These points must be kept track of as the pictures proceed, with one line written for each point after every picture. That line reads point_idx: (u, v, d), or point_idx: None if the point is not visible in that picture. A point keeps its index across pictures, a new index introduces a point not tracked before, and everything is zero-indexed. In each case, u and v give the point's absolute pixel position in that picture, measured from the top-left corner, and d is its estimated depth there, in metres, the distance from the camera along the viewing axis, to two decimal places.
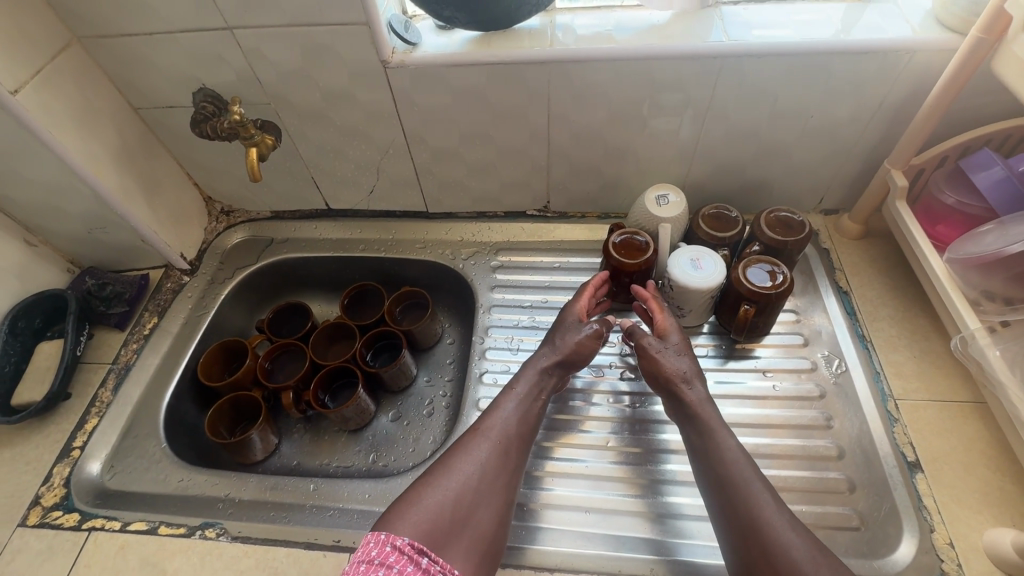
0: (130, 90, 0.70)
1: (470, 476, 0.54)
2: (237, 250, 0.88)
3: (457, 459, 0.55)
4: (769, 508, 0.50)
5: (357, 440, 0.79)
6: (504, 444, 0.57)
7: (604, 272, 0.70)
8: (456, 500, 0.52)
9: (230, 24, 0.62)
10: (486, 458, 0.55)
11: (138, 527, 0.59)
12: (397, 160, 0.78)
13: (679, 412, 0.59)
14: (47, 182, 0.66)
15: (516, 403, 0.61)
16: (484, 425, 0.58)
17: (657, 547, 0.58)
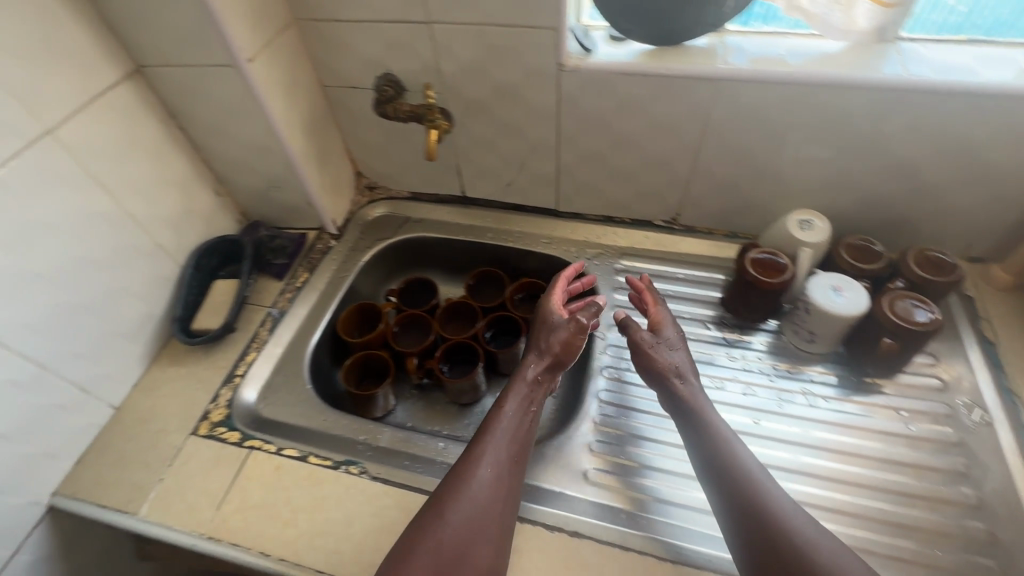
0: (324, 68, 0.79)
1: (474, 501, 0.55)
2: (376, 223, 0.95)
3: (459, 484, 0.56)
4: (786, 521, 0.51)
5: (467, 414, 0.83)
6: (504, 463, 0.59)
7: (576, 265, 0.75)
8: (465, 528, 0.53)
9: (431, 19, 0.69)
10: (488, 479, 0.57)
11: (291, 453, 0.65)
12: (543, 158, 0.83)
13: (695, 429, 0.60)
14: (249, 141, 0.75)
15: (510, 420, 0.62)
16: (480, 443, 0.59)
17: (632, 521, 0.60)
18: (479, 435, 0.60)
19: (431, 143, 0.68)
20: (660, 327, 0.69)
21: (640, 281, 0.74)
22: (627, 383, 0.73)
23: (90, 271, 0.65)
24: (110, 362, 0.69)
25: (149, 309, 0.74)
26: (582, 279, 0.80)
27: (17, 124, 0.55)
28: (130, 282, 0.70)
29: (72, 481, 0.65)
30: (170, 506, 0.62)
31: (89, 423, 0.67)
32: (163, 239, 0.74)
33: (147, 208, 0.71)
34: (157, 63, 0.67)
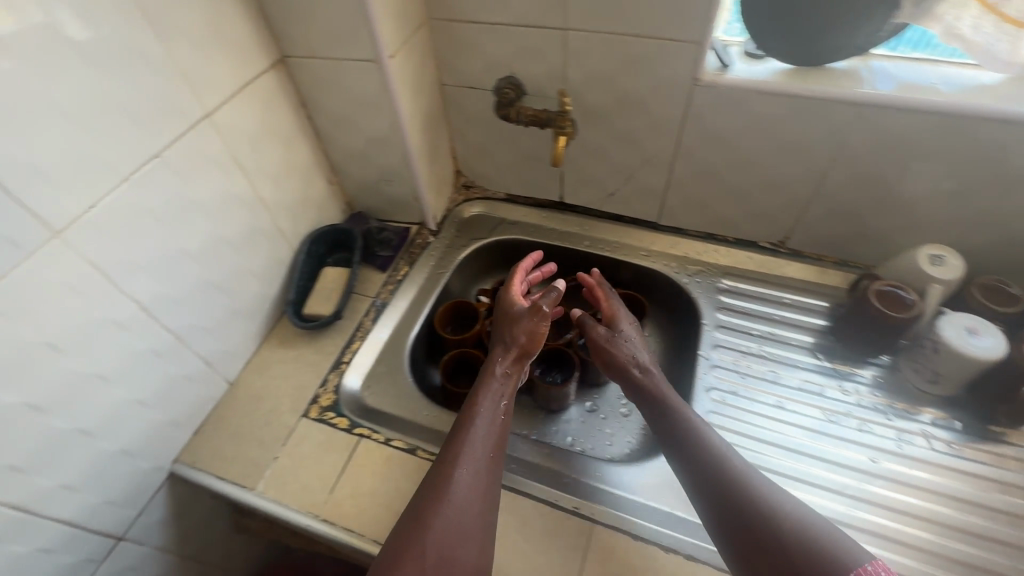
0: (446, 67, 0.80)
1: (456, 503, 0.55)
2: (472, 222, 0.96)
3: (440, 488, 0.56)
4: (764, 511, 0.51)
5: (555, 421, 0.83)
6: (483, 462, 0.59)
7: (539, 255, 0.78)
8: (450, 530, 0.53)
9: (568, 26, 0.69)
10: (468, 479, 0.57)
11: (400, 444, 0.67)
12: (654, 171, 0.82)
13: (668, 428, 0.62)
14: (372, 134, 0.77)
15: (483, 419, 0.63)
16: (454, 444, 0.59)
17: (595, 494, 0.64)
18: (455, 438, 0.60)
19: (562, 123, 0.66)
20: (614, 320, 0.76)
21: (590, 280, 0.80)
22: (737, 409, 0.70)
23: (225, 252, 0.67)
24: (230, 339, 0.71)
25: (265, 291, 0.76)
26: (543, 268, 0.82)
27: (185, 108, 0.57)
28: (253, 264, 0.72)
29: (191, 451, 0.67)
30: (286, 485, 0.64)
31: (209, 396, 0.70)
32: (283, 224, 0.77)
33: (274, 193, 0.74)
34: (301, 54, 0.68)
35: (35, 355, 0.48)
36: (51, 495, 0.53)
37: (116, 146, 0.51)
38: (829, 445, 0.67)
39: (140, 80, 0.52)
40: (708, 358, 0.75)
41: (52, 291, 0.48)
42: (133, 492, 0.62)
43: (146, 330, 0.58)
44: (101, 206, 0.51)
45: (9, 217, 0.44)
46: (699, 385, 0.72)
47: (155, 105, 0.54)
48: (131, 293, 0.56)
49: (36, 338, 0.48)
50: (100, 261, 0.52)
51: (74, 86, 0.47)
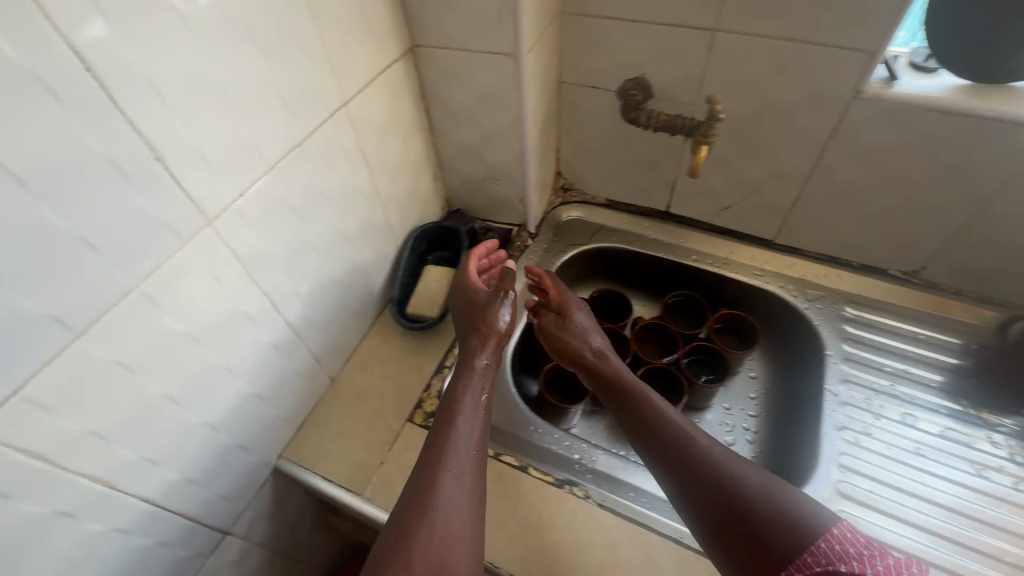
0: (570, 64, 0.76)
1: (443, 509, 0.51)
2: (570, 226, 0.92)
3: (425, 495, 0.51)
4: (738, 491, 0.51)
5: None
6: (467, 465, 0.55)
7: (490, 244, 0.76)
8: (437, 537, 0.49)
9: (719, 27, 0.64)
10: (453, 484, 0.53)
11: (511, 460, 0.64)
12: (782, 187, 0.76)
13: (642, 424, 0.59)
14: (489, 130, 0.74)
15: (464, 417, 0.58)
16: (435, 445, 0.55)
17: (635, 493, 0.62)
18: (433, 440, 0.55)
19: (718, 115, 0.61)
20: (566, 307, 0.72)
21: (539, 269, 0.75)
22: (872, 453, 0.64)
23: (343, 246, 0.65)
24: (337, 335, 0.69)
25: (370, 287, 0.74)
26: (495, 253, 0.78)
27: (328, 96, 0.55)
28: (364, 259, 0.70)
29: (295, 447, 0.66)
30: (394, 494, 0.61)
31: (314, 392, 0.68)
32: (392, 219, 0.74)
33: (388, 187, 0.71)
34: (432, 44, 0.66)
35: (179, 347, 0.46)
36: (176, 489, 0.51)
37: (268, 134, 0.49)
38: (979, 503, 0.61)
39: (295, 66, 0.50)
40: (836, 394, 0.69)
41: (200, 282, 0.47)
42: (243, 488, 0.60)
43: (271, 323, 0.57)
44: (248, 195, 0.49)
45: (172, 203, 0.42)
46: (829, 424, 0.67)
47: (304, 92, 0.51)
48: (262, 286, 0.54)
49: (181, 329, 0.46)
50: (240, 251, 0.50)
51: (238, 68, 0.44)
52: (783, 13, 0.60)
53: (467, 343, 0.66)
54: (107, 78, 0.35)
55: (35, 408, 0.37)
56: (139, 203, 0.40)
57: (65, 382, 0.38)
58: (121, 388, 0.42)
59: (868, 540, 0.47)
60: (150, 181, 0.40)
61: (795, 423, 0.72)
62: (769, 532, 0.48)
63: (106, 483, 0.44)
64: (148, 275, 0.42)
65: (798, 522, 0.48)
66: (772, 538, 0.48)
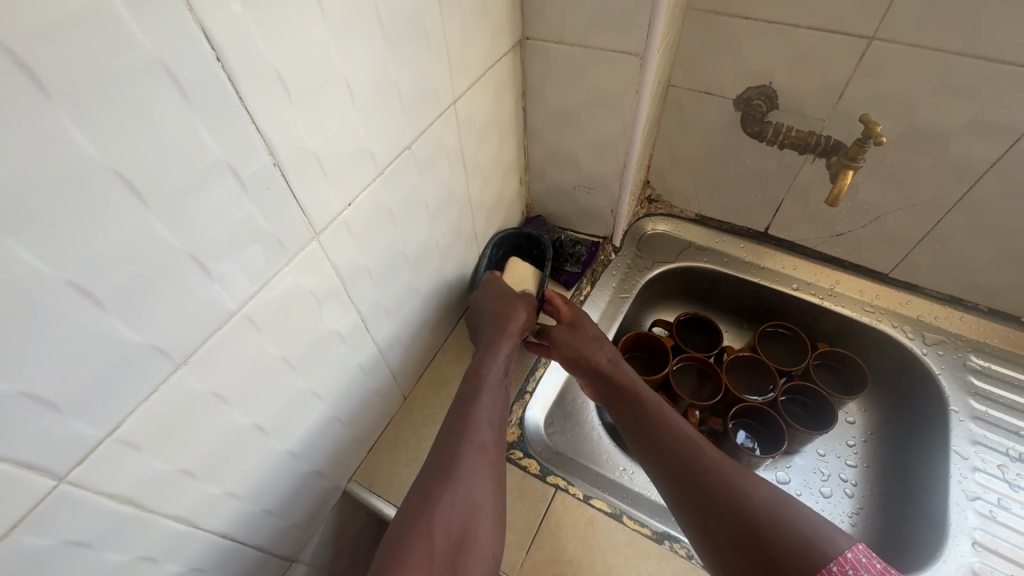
0: (684, 65, 0.68)
1: (465, 483, 0.47)
2: (654, 241, 0.85)
3: (447, 466, 0.48)
4: (750, 507, 0.46)
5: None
6: (490, 443, 0.51)
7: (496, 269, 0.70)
8: (457, 505, 0.46)
9: (877, 35, 0.56)
10: (479, 458, 0.49)
11: (602, 506, 0.58)
12: (913, 218, 0.68)
13: (655, 438, 0.53)
14: (591, 135, 0.67)
15: (490, 394, 0.55)
16: (460, 421, 0.52)
17: None
18: (457, 418, 0.52)
19: (877, 140, 0.54)
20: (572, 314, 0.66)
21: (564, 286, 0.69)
22: (1012, 530, 0.57)
23: (432, 255, 0.59)
24: (414, 351, 0.64)
25: (449, 299, 0.68)
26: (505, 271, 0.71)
27: (440, 92, 0.49)
28: (449, 270, 0.64)
29: (367, 471, 0.60)
30: None
31: (388, 411, 0.63)
32: (478, 226, 0.68)
33: (479, 192, 0.65)
34: (544, 37, 0.59)
35: (272, 372, 0.41)
36: (255, 522, 0.46)
37: (380, 133, 0.43)
38: None
39: (415, 58, 0.44)
40: (966, 458, 0.63)
41: (300, 300, 0.41)
42: (314, 516, 0.55)
43: (359, 342, 0.51)
44: (355, 203, 0.43)
45: (285, 215, 0.36)
46: (959, 493, 0.60)
47: (418, 86, 0.45)
48: (356, 302, 0.48)
49: (275, 353, 0.41)
50: (340, 265, 0.44)
51: (361, 60, 0.38)
52: (964, 24, 0.51)
53: (487, 332, 0.62)
54: (236, 70, 0.30)
55: (131, 449, 0.32)
56: (254, 216, 0.34)
57: (159, 421, 0.33)
58: (215, 420, 0.37)
59: (887, 568, 0.40)
60: (265, 190, 0.34)
61: (912, 485, 0.65)
62: (779, 551, 0.43)
63: (190, 522, 0.39)
64: (252, 295, 0.36)
65: (815, 541, 0.43)
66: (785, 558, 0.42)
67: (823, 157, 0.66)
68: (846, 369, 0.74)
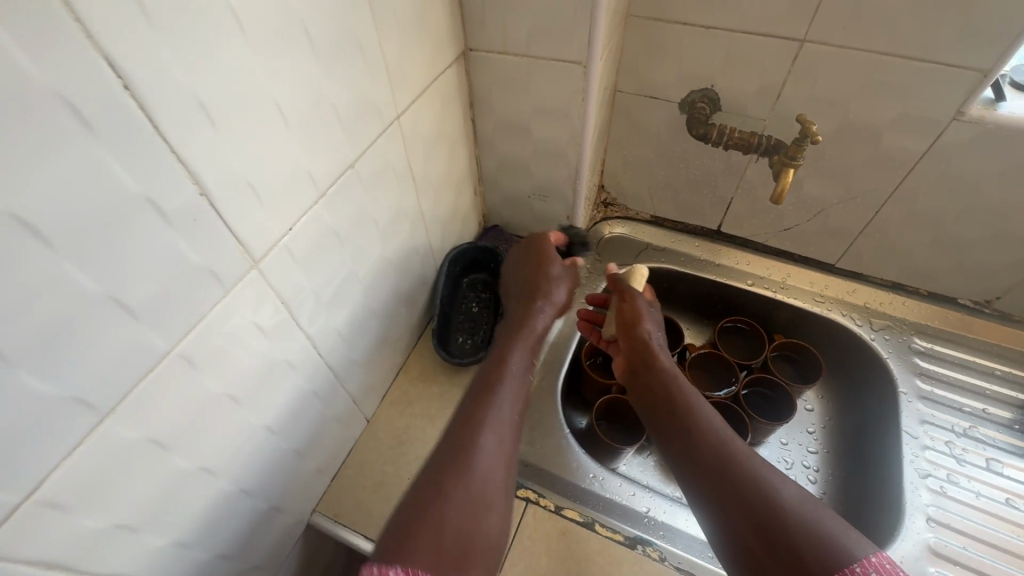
0: (629, 71, 0.69)
1: (464, 495, 0.42)
2: (612, 244, 0.86)
3: (441, 481, 0.42)
4: (776, 506, 0.43)
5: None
6: (503, 451, 0.47)
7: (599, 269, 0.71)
8: (457, 517, 0.41)
9: (808, 38, 0.58)
10: (483, 465, 0.45)
11: (573, 516, 0.58)
12: (854, 210, 0.71)
13: (685, 425, 0.52)
14: (543, 143, 0.67)
15: (507, 389, 0.52)
16: (465, 435, 0.46)
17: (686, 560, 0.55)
18: (457, 433, 0.47)
19: (813, 138, 0.55)
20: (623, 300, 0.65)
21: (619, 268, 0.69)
22: (961, 503, 0.60)
23: (385, 274, 0.58)
24: (374, 372, 0.62)
25: (408, 316, 0.66)
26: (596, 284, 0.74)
27: (382, 107, 0.48)
28: (405, 287, 0.63)
29: (331, 500, 0.58)
30: None
31: (350, 436, 0.61)
32: (433, 240, 0.67)
33: (432, 206, 0.64)
34: (488, 48, 0.58)
35: (215, 410, 0.39)
36: (209, 569, 0.43)
37: (319, 153, 0.42)
38: None
39: (352, 74, 0.43)
40: (916, 437, 0.65)
41: (243, 331, 0.39)
42: (276, 553, 0.53)
43: (312, 367, 0.49)
44: (298, 227, 0.42)
45: (217, 247, 0.34)
46: (914, 471, 0.62)
47: (356, 103, 0.44)
48: (305, 326, 0.47)
49: (219, 390, 0.39)
50: (283, 290, 0.42)
51: (294, 79, 0.37)
52: (885, 26, 0.54)
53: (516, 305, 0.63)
54: (152, 100, 0.28)
55: (55, 509, 0.30)
56: (181, 250, 0.32)
57: (88, 477, 0.31)
58: (153, 469, 0.35)
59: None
60: (193, 221, 0.32)
61: (870, 466, 0.68)
62: (802, 548, 0.40)
63: None
64: (185, 333, 0.34)
65: (839, 543, 0.40)
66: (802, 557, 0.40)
67: (766, 156, 0.67)
68: (804, 360, 0.76)
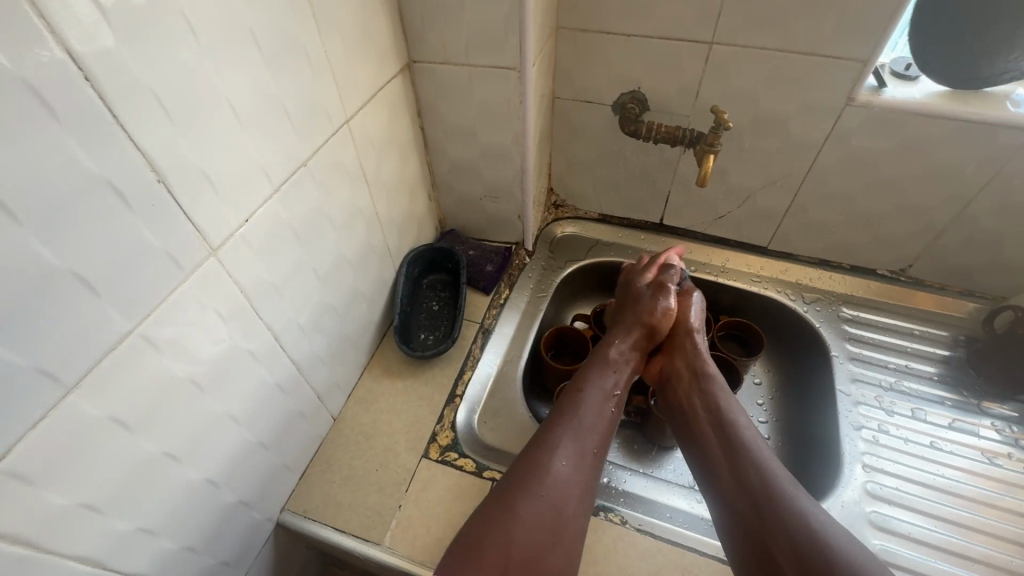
0: (564, 79, 0.76)
1: (552, 487, 0.52)
2: (565, 242, 0.90)
3: (535, 478, 0.52)
4: (781, 507, 0.48)
5: (670, 458, 0.74)
6: (588, 443, 0.57)
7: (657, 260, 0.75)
8: (547, 509, 0.50)
9: (715, 40, 0.65)
10: (572, 461, 0.55)
11: None
12: (776, 194, 0.78)
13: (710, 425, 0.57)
14: (489, 147, 0.71)
15: (588, 403, 0.60)
16: (541, 455, 0.54)
17: (645, 521, 0.58)
18: (536, 444, 0.55)
19: (725, 126, 0.62)
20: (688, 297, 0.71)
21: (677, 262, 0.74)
22: (892, 449, 0.65)
23: (344, 272, 0.60)
24: (339, 369, 0.64)
25: (369, 315, 0.68)
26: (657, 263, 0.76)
27: (331, 112, 0.52)
28: (364, 286, 0.65)
29: (300, 497, 0.59)
30: (416, 540, 0.56)
31: (317, 433, 0.62)
32: (390, 242, 0.70)
33: (387, 209, 0.67)
34: (430, 59, 0.63)
35: (180, 393, 0.40)
36: (176, 561, 0.44)
37: (272, 150, 0.45)
38: (998, 492, 0.62)
39: (299, 78, 0.46)
40: (849, 394, 0.71)
41: (202, 317, 0.41)
42: (246, 550, 0.53)
43: (275, 359, 0.51)
44: (254, 218, 0.44)
45: (177, 232, 0.37)
46: (850, 425, 0.67)
47: (306, 106, 0.48)
48: (265, 318, 0.49)
49: (183, 374, 0.40)
50: (243, 281, 0.45)
51: (245, 81, 0.40)
52: (778, 26, 0.62)
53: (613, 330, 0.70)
54: (112, 96, 0.31)
55: (19, 483, 0.31)
56: (141, 235, 0.35)
57: (53, 451, 0.32)
58: (119, 447, 0.36)
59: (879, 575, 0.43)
60: (152, 206, 0.35)
61: (812, 426, 0.73)
62: (789, 543, 0.46)
63: (96, 562, 0.37)
64: (147, 313, 0.36)
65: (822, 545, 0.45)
66: (803, 542, 0.45)
67: (692, 148, 0.73)
68: (748, 337, 0.82)
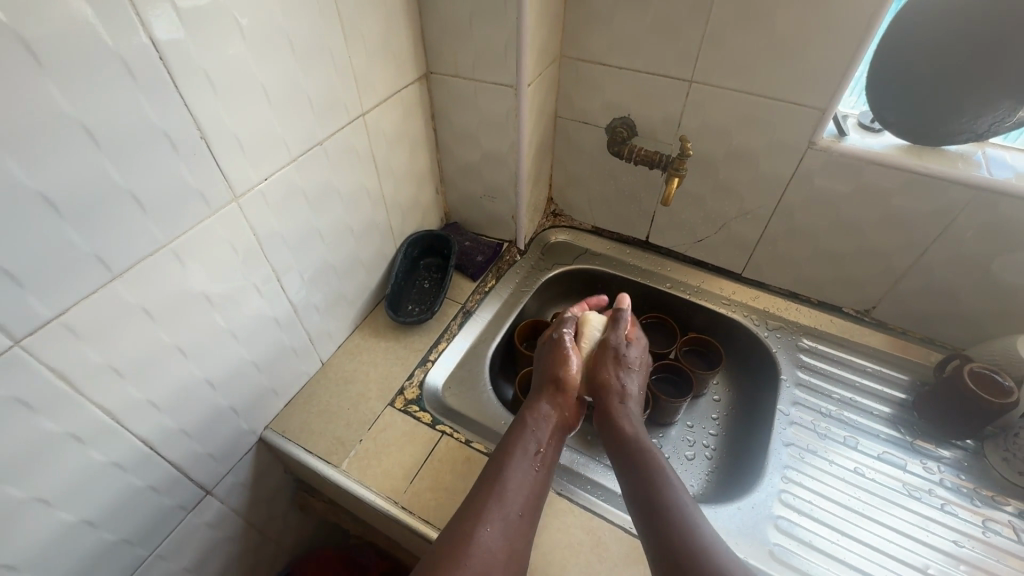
0: (566, 101, 0.86)
1: (479, 556, 0.52)
2: (556, 248, 0.99)
3: (461, 545, 0.53)
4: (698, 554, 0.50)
5: None
6: (515, 509, 0.57)
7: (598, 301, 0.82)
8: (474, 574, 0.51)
9: (694, 78, 0.74)
10: (499, 527, 0.55)
11: (480, 447, 0.68)
12: (749, 224, 0.84)
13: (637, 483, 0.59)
14: (489, 153, 0.82)
15: (517, 468, 0.60)
16: (466, 526, 0.54)
17: (567, 488, 0.66)
18: (465, 509, 0.56)
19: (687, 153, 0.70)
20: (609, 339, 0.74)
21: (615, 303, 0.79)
22: (815, 467, 0.70)
23: (347, 239, 0.72)
24: (332, 321, 0.75)
25: (366, 282, 0.80)
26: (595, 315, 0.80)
27: (349, 106, 0.64)
28: (365, 255, 0.77)
29: (282, 421, 0.70)
30: (368, 468, 0.65)
31: (305, 371, 0.73)
32: (393, 223, 0.82)
33: (393, 193, 0.79)
34: (444, 72, 0.75)
35: (193, 303, 0.52)
36: (172, 437, 0.56)
37: (293, 129, 0.57)
38: (910, 521, 0.65)
39: (324, 75, 0.59)
40: (787, 414, 0.76)
41: (219, 248, 0.53)
42: (230, 451, 0.64)
43: (275, 299, 0.63)
44: (272, 178, 0.56)
45: (209, 175, 0.49)
46: (780, 441, 0.73)
47: (327, 99, 0.60)
48: (271, 261, 0.60)
49: (197, 289, 0.52)
50: (258, 228, 0.57)
51: (278, 72, 0.53)
52: (748, 70, 0.70)
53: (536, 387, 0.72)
54: (174, 67, 0.43)
55: (69, 334, 0.43)
56: (180, 171, 0.47)
57: (96, 317, 0.44)
58: (141, 330, 0.48)
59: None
60: (192, 153, 0.47)
61: (751, 441, 0.78)
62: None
63: (113, 416, 0.49)
64: (178, 233, 0.49)
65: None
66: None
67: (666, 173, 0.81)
68: (710, 354, 0.87)
